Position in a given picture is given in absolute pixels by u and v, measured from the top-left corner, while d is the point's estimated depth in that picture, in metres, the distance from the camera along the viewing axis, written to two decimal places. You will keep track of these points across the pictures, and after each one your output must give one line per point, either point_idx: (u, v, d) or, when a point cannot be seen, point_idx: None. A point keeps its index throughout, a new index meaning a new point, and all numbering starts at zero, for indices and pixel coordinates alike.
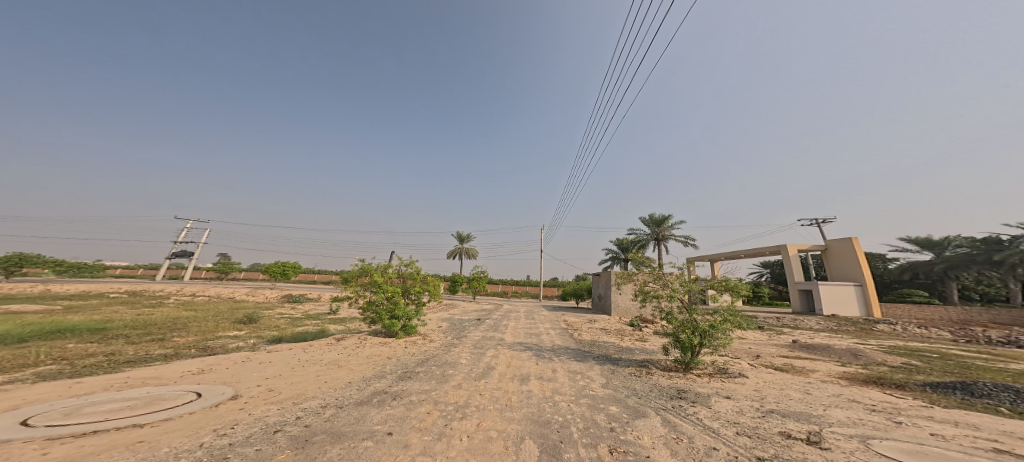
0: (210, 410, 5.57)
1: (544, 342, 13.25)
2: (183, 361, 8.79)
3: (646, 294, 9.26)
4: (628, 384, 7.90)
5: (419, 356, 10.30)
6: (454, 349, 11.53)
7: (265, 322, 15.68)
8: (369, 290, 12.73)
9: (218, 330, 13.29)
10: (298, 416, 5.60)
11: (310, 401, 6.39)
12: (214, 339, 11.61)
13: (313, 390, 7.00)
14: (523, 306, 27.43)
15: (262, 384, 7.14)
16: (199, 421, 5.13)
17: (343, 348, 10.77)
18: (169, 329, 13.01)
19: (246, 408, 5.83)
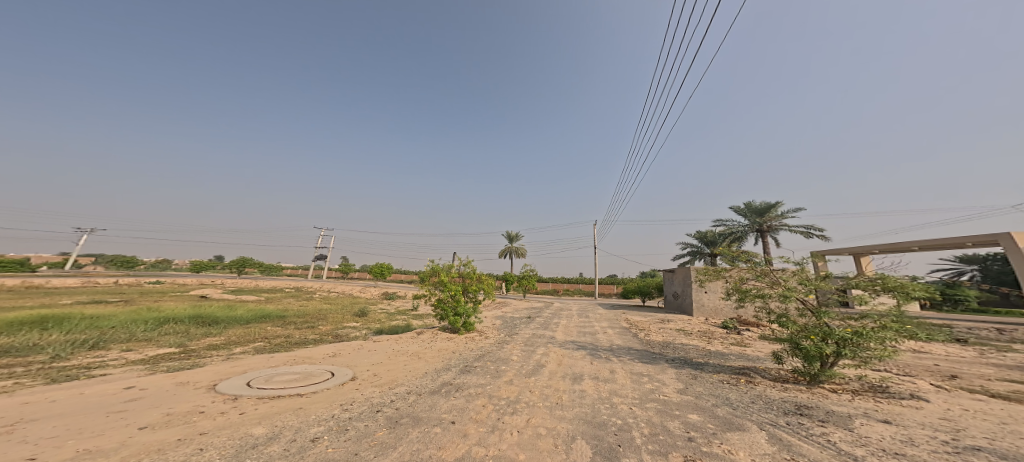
0: (343, 385, 6.47)
1: (599, 341, 9.90)
2: (328, 345, 10.14)
3: (743, 292, 6.32)
4: (716, 392, 5.52)
5: (480, 350, 9.67)
6: (507, 344, 10.16)
7: (374, 315, 17.67)
8: (436, 288, 12.92)
9: (344, 320, 14.96)
10: (393, 399, 5.92)
11: (406, 386, 6.65)
12: (344, 328, 13.14)
13: (408, 378, 7.16)
14: (576, 306, 25.83)
15: (371, 368, 7.72)
16: (334, 394, 6.05)
17: (420, 343, 10.79)
18: (316, 318, 15.32)
19: (364, 386, 6.49)
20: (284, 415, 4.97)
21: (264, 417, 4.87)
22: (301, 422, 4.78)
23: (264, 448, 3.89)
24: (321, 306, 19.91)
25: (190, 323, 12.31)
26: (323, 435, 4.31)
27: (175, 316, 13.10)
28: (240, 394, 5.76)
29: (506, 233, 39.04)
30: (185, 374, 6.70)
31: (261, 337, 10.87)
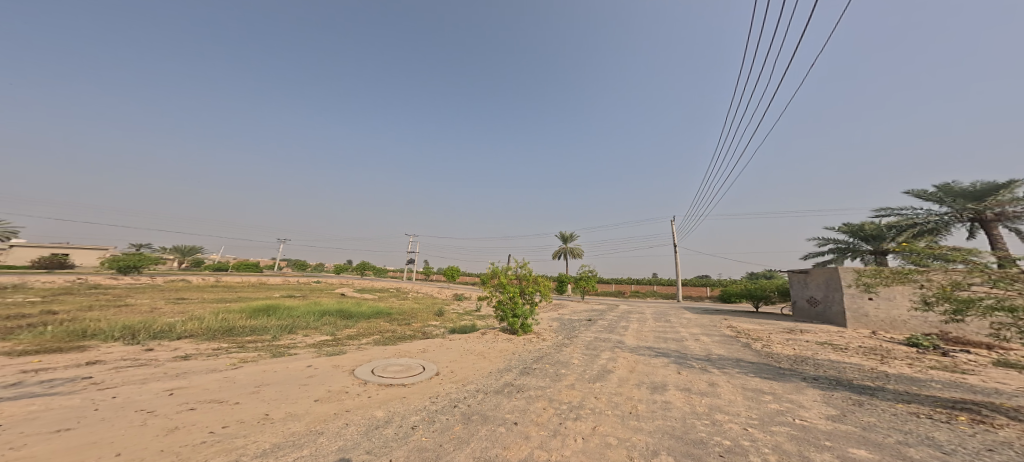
0: (434, 378, 6.63)
1: (687, 348, 8.87)
2: (421, 341, 10.26)
3: (964, 303, 4.49)
4: (904, 427, 4.02)
5: (542, 352, 9.34)
6: (565, 348, 9.58)
7: (447, 315, 18.63)
8: (497, 290, 12.95)
9: (430, 319, 15.75)
10: (467, 395, 6.00)
11: (479, 384, 6.70)
12: (429, 326, 13.82)
13: (482, 377, 7.26)
14: (651, 309, 23.82)
15: (449, 365, 7.96)
16: (429, 387, 6.10)
17: (487, 342, 11.01)
18: (408, 315, 16.40)
19: (448, 382, 6.56)
20: (393, 402, 5.03)
21: (379, 402, 4.93)
22: (403, 412, 4.73)
23: (375, 434, 3.85)
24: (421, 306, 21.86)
25: (334, 314, 13.76)
26: (420, 424, 4.42)
27: (328, 309, 14.76)
28: (367, 380, 5.88)
29: (560, 233, 38.44)
30: (337, 358, 7.15)
31: (385, 331, 11.34)
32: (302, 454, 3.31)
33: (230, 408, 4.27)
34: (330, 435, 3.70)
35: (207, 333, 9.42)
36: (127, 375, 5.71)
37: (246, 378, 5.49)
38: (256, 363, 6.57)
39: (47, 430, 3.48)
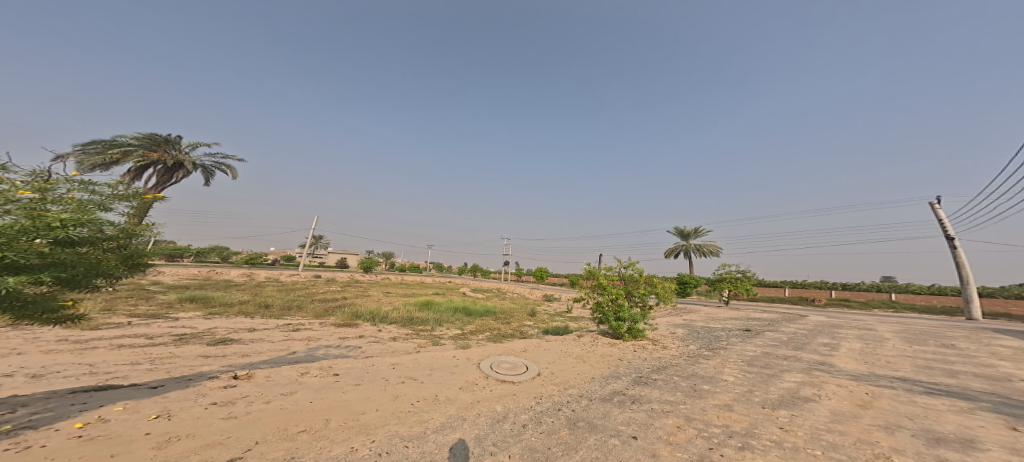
0: (537, 379, 6.58)
1: (900, 379, 6.40)
2: (519, 340, 10.40)
3: None
4: None
5: (654, 364, 8.17)
6: (704, 361, 8.19)
7: (539, 315, 18.70)
8: (592, 292, 12.29)
9: (526, 319, 16.22)
10: (572, 400, 5.68)
11: (580, 389, 6.39)
12: (526, 326, 14.19)
13: (576, 379, 7.02)
14: (799, 318, 18.91)
15: (551, 367, 7.83)
16: (532, 387, 6.10)
17: (586, 346, 10.51)
18: (509, 314, 17.24)
19: (551, 385, 6.40)
20: (506, 398, 5.18)
21: (498, 397, 5.14)
22: (516, 409, 4.84)
23: (495, 427, 3.99)
24: (551, 311, 22.43)
25: (462, 310, 15.51)
26: (529, 423, 4.39)
27: (462, 306, 16.75)
28: (490, 374, 6.26)
29: (675, 228, 35.27)
30: (471, 351, 7.89)
31: (493, 329, 12.01)
32: (458, 435, 3.66)
33: (417, 386, 5.09)
34: (470, 422, 4.03)
35: (401, 320, 11.75)
36: (380, 349, 7.53)
37: (425, 360, 6.60)
38: (428, 349, 7.84)
39: (338, 383, 4.90)
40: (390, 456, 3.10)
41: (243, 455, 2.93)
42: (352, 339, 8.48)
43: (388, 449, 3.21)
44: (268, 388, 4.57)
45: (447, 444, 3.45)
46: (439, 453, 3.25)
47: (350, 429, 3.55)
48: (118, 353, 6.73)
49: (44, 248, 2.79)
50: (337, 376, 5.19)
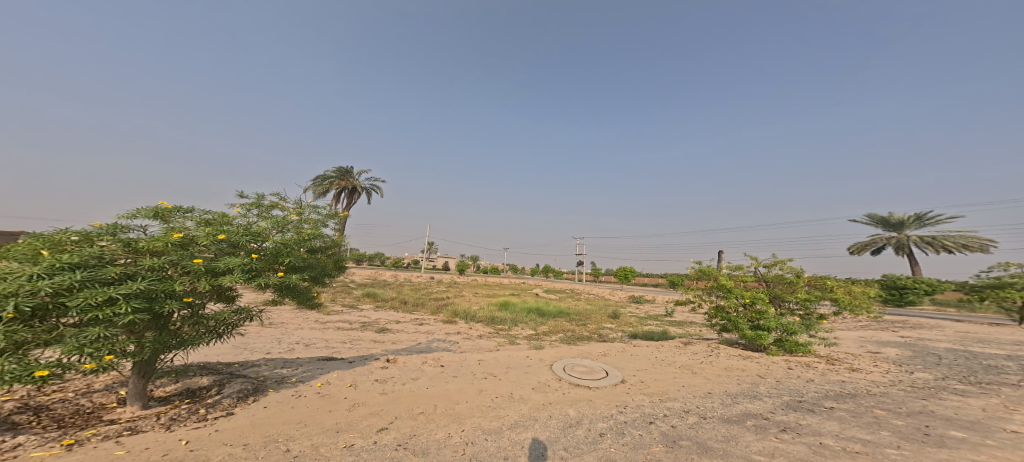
0: (618, 386, 6.05)
1: None
2: (601, 344, 9.98)
3: None
4: None
5: (832, 390, 5.49)
6: (957, 397, 4.83)
7: (623, 318, 17.35)
8: (707, 295, 8.49)
9: (601, 320, 15.55)
10: (666, 414, 4.83)
11: (680, 401, 5.33)
12: (603, 329, 13.45)
13: (674, 390, 5.90)
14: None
15: (637, 375, 6.89)
16: (613, 394, 5.68)
17: (678, 352, 8.70)
18: (584, 315, 16.75)
19: (636, 392, 5.79)
20: (582, 404, 5.02)
21: (570, 401, 5.06)
22: (590, 413, 4.71)
23: (567, 432, 3.93)
24: (653, 314, 20.42)
25: (536, 311, 15.69)
26: (607, 433, 4.07)
27: (537, 306, 17.11)
28: (562, 377, 6.22)
29: (869, 216, 28.03)
30: (544, 352, 7.96)
31: (566, 330, 11.89)
32: (530, 434, 3.72)
33: (495, 383, 5.37)
34: (541, 424, 4.03)
35: (486, 319, 12.57)
36: (470, 345, 8.26)
37: (503, 359, 6.93)
38: (508, 347, 8.25)
39: (442, 373, 5.52)
40: (473, 445, 3.27)
41: (384, 429, 3.51)
42: (449, 337, 9.22)
43: (473, 439, 3.41)
44: (404, 372, 5.38)
45: (521, 442, 3.50)
46: (513, 450, 3.28)
47: (447, 416, 3.95)
48: (327, 328, 9.34)
49: (303, 255, 4.28)
50: (440, 367, 5.82)
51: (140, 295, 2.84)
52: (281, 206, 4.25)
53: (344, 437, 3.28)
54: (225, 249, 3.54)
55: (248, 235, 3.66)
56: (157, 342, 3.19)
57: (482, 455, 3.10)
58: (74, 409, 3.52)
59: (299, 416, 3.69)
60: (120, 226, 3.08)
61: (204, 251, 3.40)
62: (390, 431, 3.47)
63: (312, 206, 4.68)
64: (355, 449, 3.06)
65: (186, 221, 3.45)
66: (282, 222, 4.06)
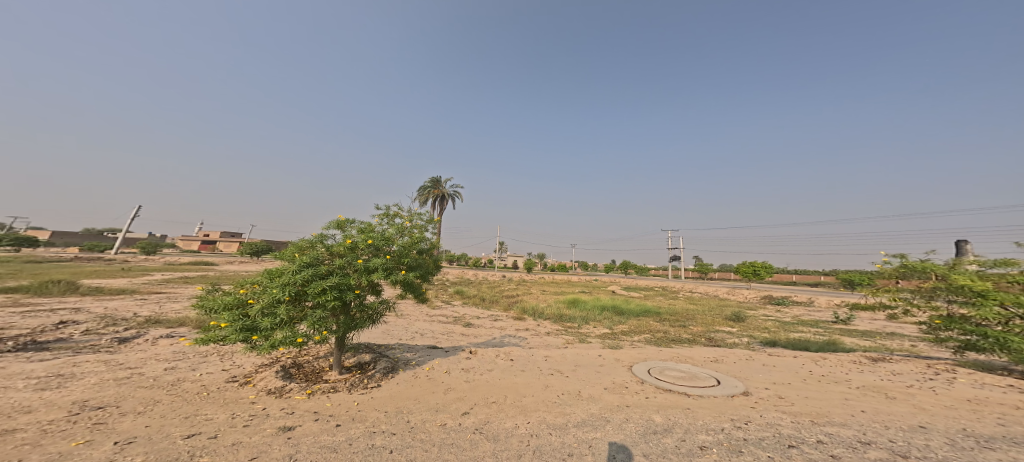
0: (737, 398, 4.63)
1: None
2: (712, 348, 8.47)
3: None
4: None
5: None
6: None
7: (753, 321, 13.36)
8: (921, 298, 6.03)
9: (715, 323, 12.87)
10: (818, 440, 3.27)
11: (851, 429, 3.51)
12: (716, 332, 11.05)
13: (838, 413, 3.96)
14: None
15: (772, 389, 5.02)
16: (727, 405, 4.40)
17: (860, 370, 5.92)
18: (683, 316, 14.72)
19: (765, 407, 4.25)
20: (674, 410, 4.23)
21: (656, 406, 4.42)
22: (688, 423, 3.82)
23: (649, 439, 3.45)
24: (806, 317, 15.02)
25: (611, 309, 15.19)
26: (713, 447, 3.23)
27: (609, 304, 16.44)
28: (644, 380, 5.59)
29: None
30: (619, 352, 7.68)
31: (655, 331, 10.99)
32: (598, 435, 3.56)
33: (562, 379, 5.48)
34: (614, 426, 3.80)
35: (553, 316, 12.75)
36: (538, 341, 8.48)
37: (571, 356, 7.01)
38: (575, 345, 8.26)
39: (512, 366, 5.88)
40: (538, 438, 3.39)
41: (467, 413, 3.96)
42: (531, 335, 9.17)
43: (537, 433, 3.53)
44: (481, 363, 5.90)
45: (587, 441, 3.39)
46: (578, 448, 3.21)
47: (515, 407, 4.23)
48: (429, 320, 10.79)
49: (415, 256, 5.08)
50: (511, 361, 6.20)
51: (332, 287, 4.22)
52: (403, 214, 5.17)
53: (441, 416, 3.82)
54: (373, 251, 4.71)
55: (384, 240, 4.77)
56: (344, 323, 4.60)
57: (545, 449, 3.16)
58: (312, 368, 5.16)
59: (414, 394, 4.42)
60: (322, 235, 4.62)
61: (363, 253, 4.66)
62: (472, 415, 3.91)
63: (420, 213, 5.32)
64: (447, 427, 3.54)
65: (353, 229, 4.80)
66: (403, 230, 5.01)
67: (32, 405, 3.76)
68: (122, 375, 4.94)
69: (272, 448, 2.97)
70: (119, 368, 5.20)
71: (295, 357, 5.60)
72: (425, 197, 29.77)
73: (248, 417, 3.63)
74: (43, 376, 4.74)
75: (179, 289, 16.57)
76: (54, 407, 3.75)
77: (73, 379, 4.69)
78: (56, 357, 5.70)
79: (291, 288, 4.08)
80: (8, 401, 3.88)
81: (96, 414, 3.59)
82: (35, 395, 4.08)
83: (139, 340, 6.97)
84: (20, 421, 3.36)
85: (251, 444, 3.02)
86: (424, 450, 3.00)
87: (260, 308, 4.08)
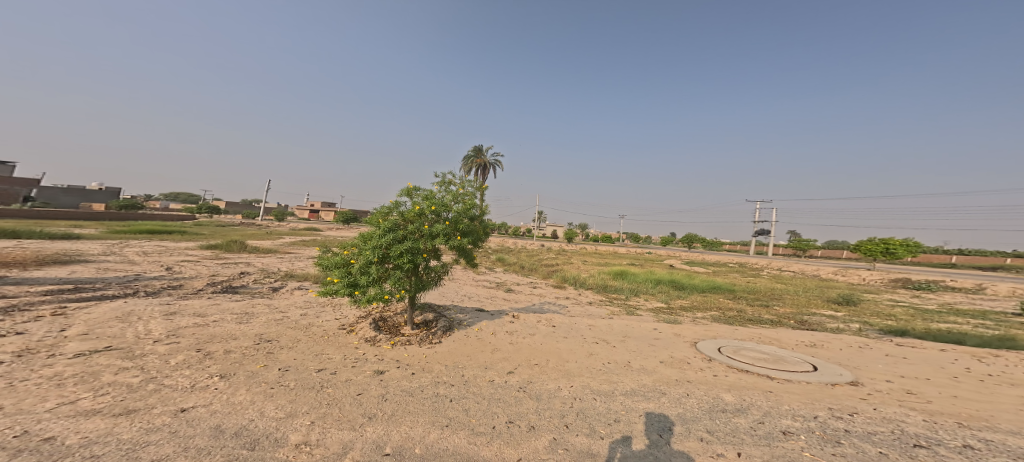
0: (839, 388, 4.15)
1: None
2: (802, 331, 7.55)
3: None
4: None
5: None
6: None
7: (868, 307, 11.39)
8: None
9: (812, 306, 11.29)
10: (965, 444, 2.79)
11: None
12: (811, 315, 9.73)
13: (1008, 421, 3.27)
14: None
15: (893, 383, 4.37)
16: (823, 393, 3.99)
17: None
18: (765, 295, 13.23)
19: (880, 401, 3.76)
20: (753, 392, 3.97)
21: (730, 385, 4.20)
22: (769, 406, 3.57)
23: (716, 416, 3.34)
24: (942, 305, 12.26)
25: (670, 283, 14.41)
26: (803, 433, 2.98)
27: (663, 277, 15.59)
28: (713, 358, 5.30)
29: None
30: (679, 328, 7.37)
31: (729, 309, 10.12)
32: (649, 406, 3.53)
33: (609, 349, 5.49)
34: (672, 399, 3.73)
35: (596, 286, 12.64)
36: (582, 310, 8.52)
37: (618, 327, 6.90)
38: (621, 316, 8.13)
39: (553, 332, 6.02)
40: (582, 402, 3.50)
41: (513, 372, 4.24)
42: (594, 307, 9.13)
43: (582, 397, 3.64)
44: (526, 327, 6.16)
45: (636, 410, 3.40)
46: (627, 415, 3.25)
47: (560, 371, 4.40)
48: (474, 285, 11.46)
49: (467, 223, 5.32)
50: (553, 327, 6.35)
51: (408, 251, 4.73)
52: (455, 181, 5.35)
53: (491, 373, 4.15)
54: (434, 218, 5.03)
55: (442, 207, 5.06)
56: (415, 284, 5.07)
57: (590, 412, 3.26)
58: (393, 322, 5.93)
59: (468, 352, 4.84)
60: (395, 202, 5.05)
61: (427, 220, 5.01)
62: (519, 374, 4.18)
63: (471, 180, 5.48)
64: (495, 383, 3.85)
65: (419, 197, 5.15)
66: (456, 197, 5.22)
67: (236, 334, 4.93)
68: (281, 316, 6.17)
69: (371, 386, 3.54)
70: (277, 311, 6.51)
71: (381, 310, 6.42)
72: (470, 166, 30.42)
73: (353, 359, 4.33)
74: (238, 312, 6.15)
75: (302, 249, 19.90)
76: (247, 336, 4.89)
77: (254, 316, 6.01)
78: (243, 299, 7.35)
79: (378, 250, 4.65)
80: (224, 328, 5.15)
81: (268, 345, 4.59)
82: (237, 326, 5.35)
83: (286, 290, 8.58)
84: (231, 344, 4.46)
85: (358, 382, 3.64)
86: (476, 402, 3.32)
87: (358, 267, 4.75)
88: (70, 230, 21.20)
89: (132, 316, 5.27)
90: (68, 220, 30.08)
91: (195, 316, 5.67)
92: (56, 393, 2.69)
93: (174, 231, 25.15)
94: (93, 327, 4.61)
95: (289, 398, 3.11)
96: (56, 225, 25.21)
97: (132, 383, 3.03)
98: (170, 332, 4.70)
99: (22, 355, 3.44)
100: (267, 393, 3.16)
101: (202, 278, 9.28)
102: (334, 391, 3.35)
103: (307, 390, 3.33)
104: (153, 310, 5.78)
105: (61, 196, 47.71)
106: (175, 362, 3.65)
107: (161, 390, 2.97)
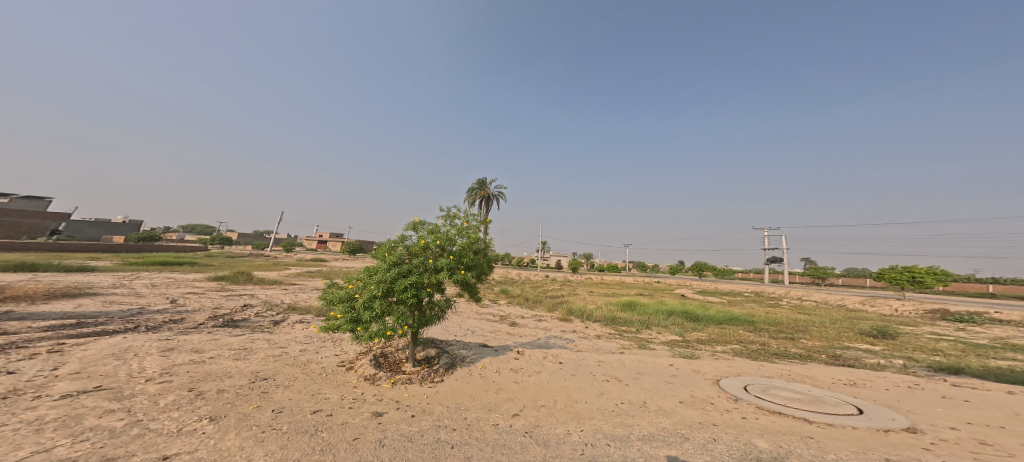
0: (894, 434, 3.77)
1: None
2: (835, 368, 7.03)
3: None
4: None
5: None
6: None
7: (904, 341, 10.68)
8: None
9: (843, 339, 10.63)
10: None
11: None
12: (843, 350, 9.14)
13: None
14: None
15: (949, 429, 3.95)
16: (876, 440, 3.62)
17: None
18: (785, 327, 12.57)
19: (933, 451, 3.37)
20: (787, 438, 3.61)
21: (761, 430, 3.84)
22: (812, 455, 3.22)
23: None
24: (983, 339, 11.43)
25: (683, 314, 13.83)
26: None
27: (676, 308, 15.00)
28: (739, 398, 4.93)
29: None
30: (697, 363, 6.93)
31: (750, 343, 9.56)
32: (671, 453, 3.22)
33: (622, 387, 5.14)
34: (696, 445, 3.41)
35: (604, 319, 12.16)
36: (592, 345, 8.11)
37: (630, 363, 6.51)
38: (634, 351, 7.71)
39: (560, 369, 5.70)
40: (594, 448, 3.21)
41: (518, 414, 3.96)
42: (605, 341, 8.71)
43: (594, 442, 3.35)
44: (531, 364, 5.86)
45: (657, 458, 3.10)
46: None
47: (569, 412, 4.11)
48: (478, 318, 11.10)
49: (471, 256, 5.28)
50: (560, 364, 6.03)
51: (411, 285, 4.66)
52: (459, 214, 5.40)
53: (495, 415, 3.88)
54: (439, 251, 5.02)
55: (447, 239, 5.06)
56: (418, 319, 4.94)
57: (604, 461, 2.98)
58: (394, 359, 5.70)
59: (471, 391, 4.57)
60: (401, 236, 5.07)
61: (431, 253, 4.99)
62: (524, 417, 3.90)
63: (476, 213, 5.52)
64: (500, 427, 3.58)
65: (425, 230, 5.18)
66: (460, 230, 5.24)
67: (231, 371, 4.76)
68: (279, 352, 5.98)
69: (368, 430, 3.31)
70: (275, 346, 6.32)
71: (382, 346, 6.22)
72: (473, 198, 30.97)
73: (351, 399, 4.11)
74: (236, 348, 5.98)
75: (307, 281, 19.83)
76: (242, 374, 4.71)
77: (252, 352, 5.83)
78: (243, 333, 7.18)
79: (382, 284, 4.59)
80: (220, 366, 4.98)
81: (263, 384, 4.40)
82: (233, 363, 5.17)
83: (287, 324, 8.40)
84: (224, 383, 4.28)
85: (354, 425, 3.41)
86: (480, 448, 3.06)
87: (361, 302, 4.67)
88: (87, 262, 21.65)
89: (129, 353, 5.14)
90: (86, 252, 30.76)
91: (192, 352, 5.52)
92: (33, 439, 2.55)
93: (186, 262, 25.51)
94: (87, 364, 4.49)
95: (280, 443, 2.91)
96: (78, 257, 25.91)
97: (116, 428, 2.87)
98: (164, 369, 4.56)
99: (9, 397, 3.32)
100: (257, 438, 2.96)
101: (205, 311, 9.19)
102: (328, 435, 3.13)
103: (300, 434, 3.12)
104: (151, 346, 5.66)
105: (87, 228, 49.57)
106: (164, 403, 3.49)
107: (145, 435, 2.81)
